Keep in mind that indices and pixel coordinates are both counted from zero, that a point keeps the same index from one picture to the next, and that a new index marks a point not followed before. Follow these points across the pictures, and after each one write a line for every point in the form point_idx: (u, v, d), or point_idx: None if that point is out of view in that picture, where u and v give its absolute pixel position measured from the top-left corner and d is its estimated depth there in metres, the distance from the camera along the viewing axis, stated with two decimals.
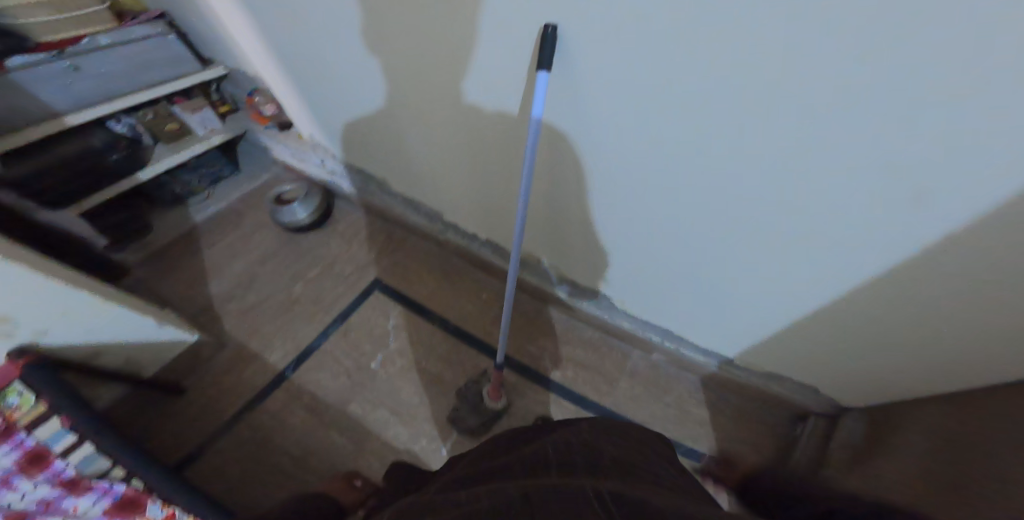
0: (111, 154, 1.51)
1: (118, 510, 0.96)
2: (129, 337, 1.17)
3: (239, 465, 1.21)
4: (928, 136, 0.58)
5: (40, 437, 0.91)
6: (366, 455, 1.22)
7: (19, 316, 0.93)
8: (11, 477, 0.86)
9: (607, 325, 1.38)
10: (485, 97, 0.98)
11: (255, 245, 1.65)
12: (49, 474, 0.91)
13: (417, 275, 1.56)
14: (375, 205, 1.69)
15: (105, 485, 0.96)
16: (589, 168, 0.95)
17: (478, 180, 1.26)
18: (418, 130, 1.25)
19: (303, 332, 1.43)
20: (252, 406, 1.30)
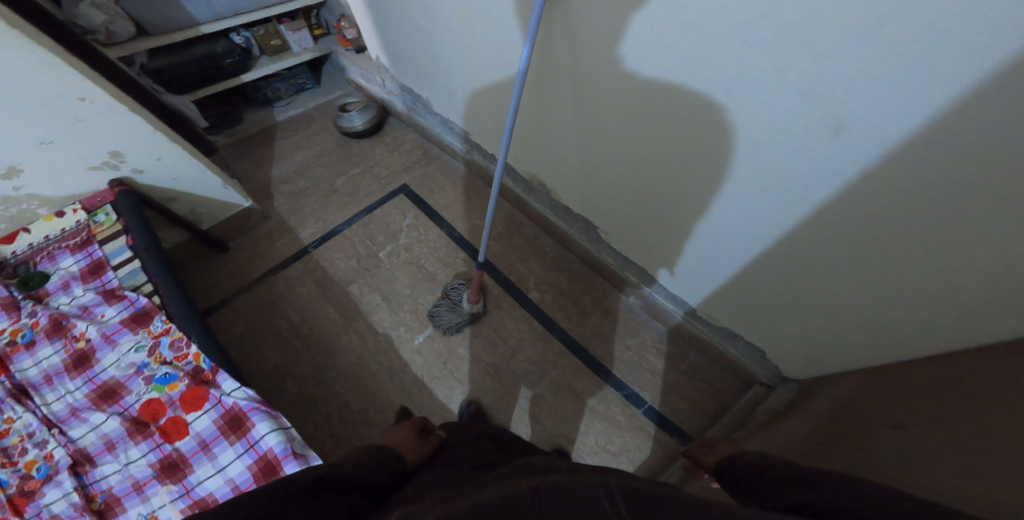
0: (228, 59, 1.77)
1: (132, 320, 1.06)
2: (201, 194, 1.43)
3: (250, 316, 1.43)
4: (855, 75, 0.62)
5: (106, 251, 1.16)
6: (355, 330, 1.41)
7: (127, 151, 1.22)
8: (74, 280, 1.12)
9: (594, 262, 1.44)
10: (509, 7, 1.02)
11: (317, 143, 1.88)
12: (98, 282, 1.12)
13: (440, 187, 1.69)
14: (419, 123, 1.82)
15: (132, 299, 1.09)
16: (578, 85, 1.01)
17: (503, 98, 1.30)
18: (453, 48, 1.33)
19: (332, 217, 1.65)
20: (277, 269, 1.52)
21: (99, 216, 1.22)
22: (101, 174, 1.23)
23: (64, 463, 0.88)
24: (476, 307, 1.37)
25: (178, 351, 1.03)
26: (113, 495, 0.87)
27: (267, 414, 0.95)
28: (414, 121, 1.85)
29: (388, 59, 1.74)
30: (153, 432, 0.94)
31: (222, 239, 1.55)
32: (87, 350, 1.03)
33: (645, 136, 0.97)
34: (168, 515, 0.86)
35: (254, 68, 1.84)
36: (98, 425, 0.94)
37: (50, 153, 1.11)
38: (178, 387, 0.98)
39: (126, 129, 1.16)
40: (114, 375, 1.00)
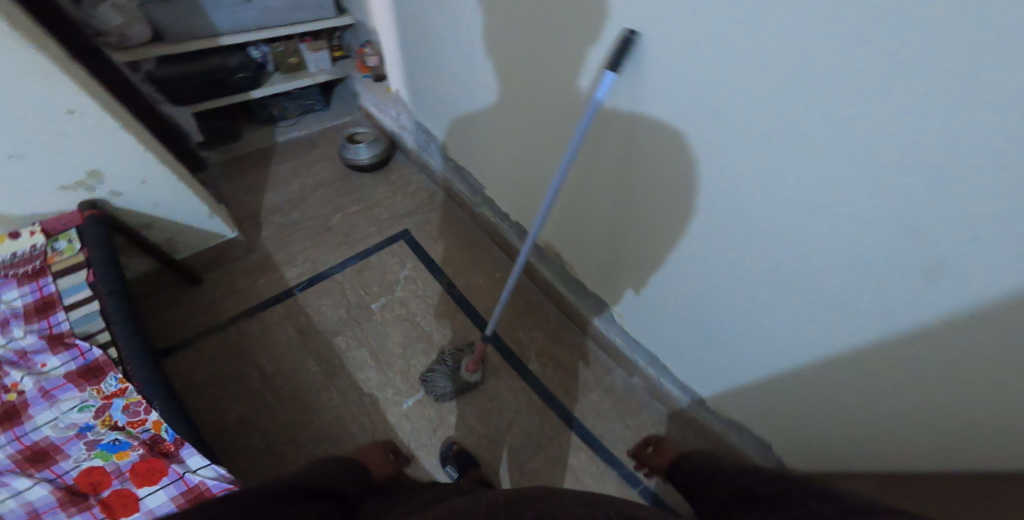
0: (239, 73, 1.66)
1: (79, 375, 0.90)
2: (181, 222, 1.29)
3: (213, 363, 1.25)
4: (961, 221, 0.54)
5: (60, 286, 1.00)
6: (336, 387, 1.24)
7: (108, 171, 1.07)
8: (14, 319, 0.95)
9: (600, 338, 1.38)
10: (559, 81, 0.97)
11: (315, 172, 1.75)
12: (44, 323, 0.95)
13: (443, 237, 1.61)
14: (429, 166, 1.75)
15: (82, 348, 0.92)
16: (616, 172, 0.96)
17: (530, 162, 1.24)
18: (484, 106, 1.29)
19: (324, 258, 1.53)
20: (254, 311, 1.37)
21: (60, 241, 1.06)
22: (70, 194, 1.08)
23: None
24: (475, 376, 1.27)
25: (134, 415, 0.88)
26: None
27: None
28: (422, 160, 1.78)
29: (410, 94, 1.67)
30: (91, 505, 0.81)
31: (193, 272, 1.39)
32: (17, 404, 0.87)
33: (688, 235, 0.90)
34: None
35: (261, 86, 1.72)
36: (21, 491, 0.80)
37: (20, 167, 0.96)
38: (130, 456, 0.85)
39: (114, 145, 1.03)
40: (49, 437, 0.86)
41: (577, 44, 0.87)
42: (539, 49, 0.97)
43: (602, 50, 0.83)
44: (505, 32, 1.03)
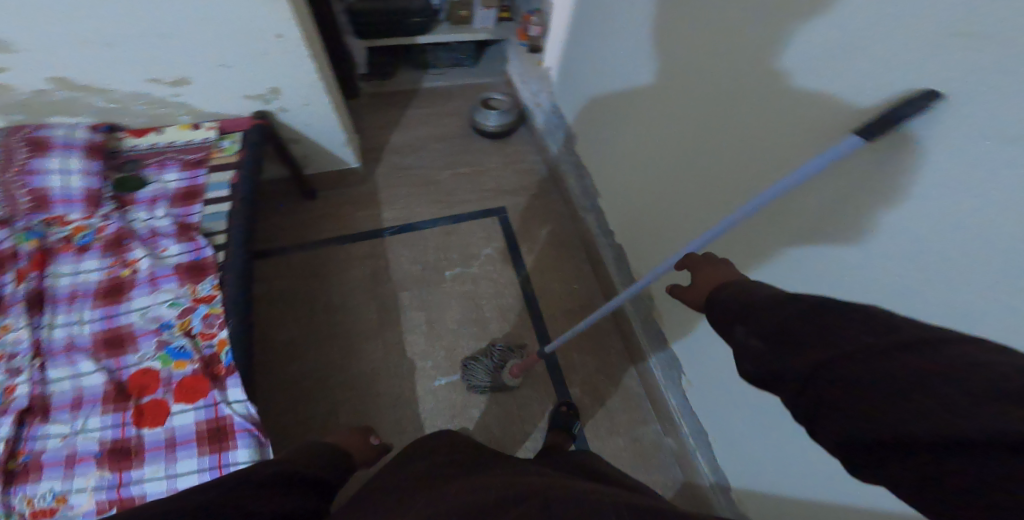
0: (417, 17, 1.67)
1: (186, 269, 1.01)
2: (322, 144, 1.42)
3: (292, 275, 1.35)
4: None
5: (210, 180, 1.16)
6: (383, 339, 1.25)
7: (285, 90, 1.22)
8: (163, 199, 1.12)
9: (652, 387, 1.17)
10: (744, 118, 0.78)
11: (443, 124, 1.76)
12: (183, 210, 1.11)
13: (537, 228, 1.53)
14: (549, 150, 1.66)
15: (200, 245, 1.04)
16: (762, 238, 0.79)
17: (660, 187, 1.08)
18: (632, 114, 1.15)
19: (420, 210, 1.54)
20: (347, 239, 1.44)
21: (225, 141, 1.22)
22: (251, 103, 1.24)
23: (17, 406, 0.83)
24: (515, 381, 1.16)
25: (208, 327, 0.95)
26: (37, 460, 0.80)
27: (251, 440, 0.84)
28: (543, 142, 1.69)
29: (558, 73, 1.58)
30: (127, 408, 0.85)
31: (312, 186, 1.51)
32: (126, 282, 1.00)
33: None
34: (81, 501, 0.78)
35: (429, 34, 1.74)
36: (80, 376, 0.88)
37: (227, 75, 1.14)
38: (185, 368, 0.90)
39: (297, 69, 1.16)
40: (133, 322, 0.95)
41: (773, 78, 0.70)
42: (722, 72, 0.81)
43: (806, 98, 0.65)
44: (691, 47, 0.88)
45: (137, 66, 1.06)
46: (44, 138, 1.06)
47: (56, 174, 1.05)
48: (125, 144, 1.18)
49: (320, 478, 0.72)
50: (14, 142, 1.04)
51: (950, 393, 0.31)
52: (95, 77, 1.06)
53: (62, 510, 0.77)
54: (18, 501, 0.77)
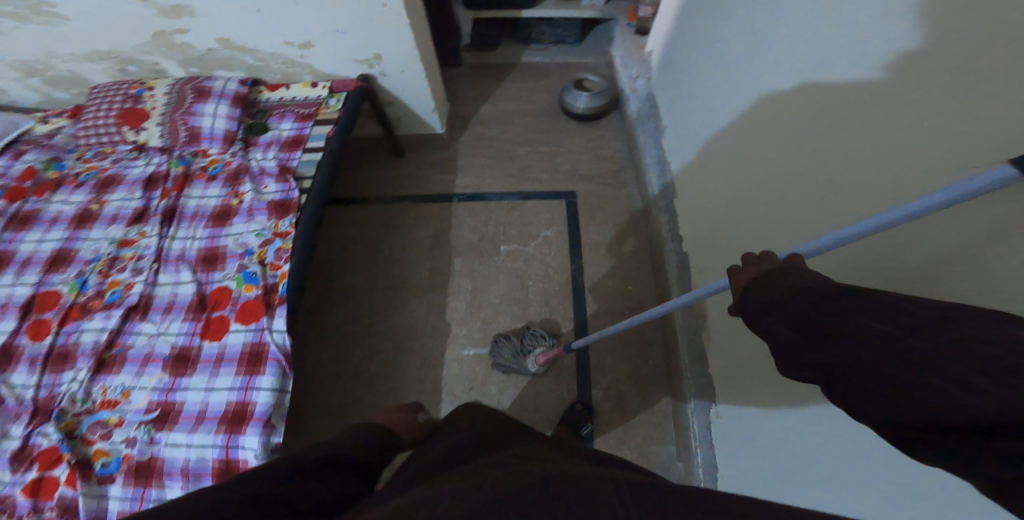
0: None
1: (274, 206, 1.08)
2: (414, 110, 1.48)
3: (362, 224, 1.47)
4: None
5: (313, 132, 1.22)
6: (428, 299, 1.31)
7: (386, 56, 1.28)
8: (275, 144, 1.21)
9: (681, 411, 1.07)
10: (865, 127, 0.61)
11: (533, 101, 1.75)
12: (287, 155, 1.18)
13: (604, 219, 1.46)
14: (635, 140, 1.55)
15: (291, 186, 1.10)
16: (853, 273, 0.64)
17: (739, 196, 0.95)
18: (728, 111, 1.01)
19: (490, 182, 1.55)
20: (418, 199, 1.52)
21: (332, 99, 1.29)
22: (357, 67, 1.31)
23: (128, 301, 0.96)
24: (538, 367, 1.15)
25: (277, 259, 1.01)
26: (125, 355, 0.92)
27: (278, 370, 0.89)
28: (631, 130, 1.59)
29: (660, 58, 1.46)
30: (201, 319, 0.95)
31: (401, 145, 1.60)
32: (232, 210, 1.09)
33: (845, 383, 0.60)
34: (138, 399, 0.87)
35: (534, 7, 1.71)
36: (180, 283, 0.99)
37: (339, 40, 1.22)
38: (251, 292, 0.97)
39: (397, 37, 1.22)
40: (227, 245, 1.04)
41: (896, 86, 0.56)
42: (845, 67, 0.65)
43: (944, 110, 0.50)
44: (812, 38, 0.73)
45: (274, 30, 1.19)
46: (207, 88, 1.22)
47: (207, 117, 1.20)
48: (262, 96, 1.31)
49: (367, 461, 0.58)
50: (187, 91, 1.22)
51: (958, 372, 0.31)
52: (246, 37, 1.21)
53: (123, 403, 0.87)
54: (97, 388, 0.88)
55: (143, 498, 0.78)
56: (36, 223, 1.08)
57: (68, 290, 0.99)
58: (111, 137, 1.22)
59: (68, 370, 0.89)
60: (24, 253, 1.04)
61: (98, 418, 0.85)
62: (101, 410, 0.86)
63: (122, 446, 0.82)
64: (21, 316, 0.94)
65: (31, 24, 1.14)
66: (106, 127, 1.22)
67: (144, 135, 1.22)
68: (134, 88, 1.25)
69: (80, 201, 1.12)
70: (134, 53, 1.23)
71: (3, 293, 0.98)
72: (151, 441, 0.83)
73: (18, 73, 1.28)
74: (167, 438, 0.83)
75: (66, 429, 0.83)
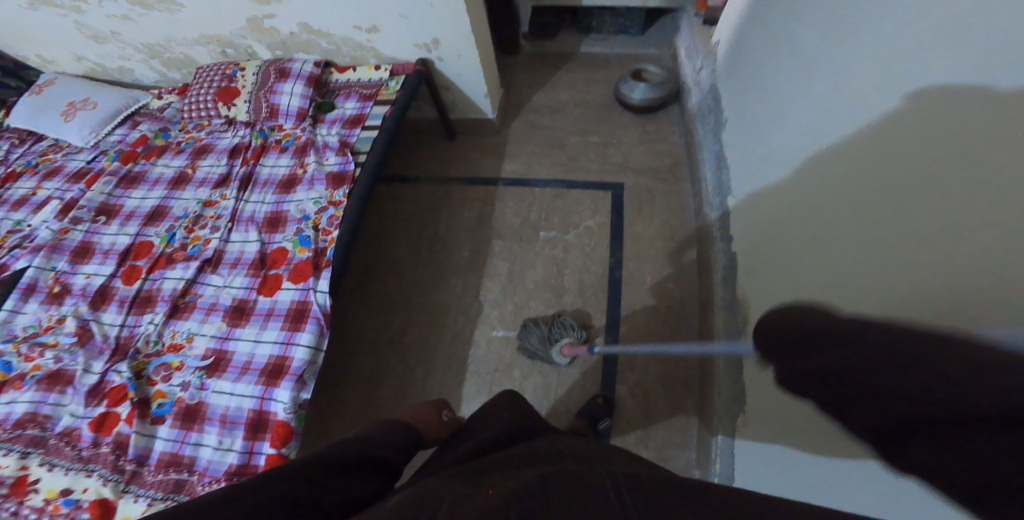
0: None
1: (332, 178, 1.13)
2: (469, 95, 1.51)
3: (410, 202, 1.53)
4: None
5: (373, 111, 1.27)
6: (465, 279, 1.34)
7: (444, 41, 1.31)
8: (339, 122, 1.26)
9: (709, 418, 1.01)
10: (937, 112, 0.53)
11: (589, 91, 1.72)
12: (347, 132, 1.23)
13: (650, 213, 1.41)
14: (694, 134, 1.47)
15: (348, 160, 1.16)
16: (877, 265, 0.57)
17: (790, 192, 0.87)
18: (792, 100, 0.93)
19: (538, 170, 1.55)
20: (465, 182, 1.55)
21: (393, 81, 1.33)
22: (417, 51, 1.35)
23: (204, 255, 1.07)
24: (566, 359, 1.14)
25: (329, 226, 1.07)
26: (195, 303, 1.03)
27: (317, 329, 0.96)
28: (691, 124, 1.51)
29: (727, 47, 1.36)
30: (260, 275, 1.04)
31: (454, 128, 1.64)
32: (297, 179, 1.17)
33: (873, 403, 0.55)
34: (199, 345, 0.98)
35: None
36: (248, 242, 1.09)
37: (402, 25, 1.26)
38: (303, 254, 1.04)
39: (456, 23, 1.24)
40: (290, 210, 1.12)
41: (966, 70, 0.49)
42: (919, 40, 0.57)
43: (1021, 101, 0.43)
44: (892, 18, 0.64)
45: (345, 15, 1.25)
46: (287, 69, 1.29)
47: (286, 95, 1.26)
48: (332, 78, 1.37)
49: (388, 461, 0.59)
50: (271, 71, 1.29)
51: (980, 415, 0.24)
52: (324, 22, 1.27)
53: (185, 349, 0.97)
54: (168, 332, 0.99)
55: (183, 441, 0.87)
56: (142, 183, 1.23)
57: (159, 241, 1.12)
58: (208, 113, 1.32)
59: (148, 313, 1.02)
60: (128, 208, 1.18)
61: (163, 361, 0.95)
62: (167, 353, 0.97)
63: (177, 390, 0.92)
64: (119, 262, 1.09)
65: (156, 11, 1.27)
66: (205, 104, 1.31)
67: (233, 111, 1.30)
68: (230, 68, 1.33)
69: (179, 165, 1.25)
70: (232, 37, 1.34)
71: (108, 241, 1.13)
72: (201, 387, 0.92)
73: (143, 55, 1.44)
74: (215, 385, 0.92)
75: (136, 369, 0.94)
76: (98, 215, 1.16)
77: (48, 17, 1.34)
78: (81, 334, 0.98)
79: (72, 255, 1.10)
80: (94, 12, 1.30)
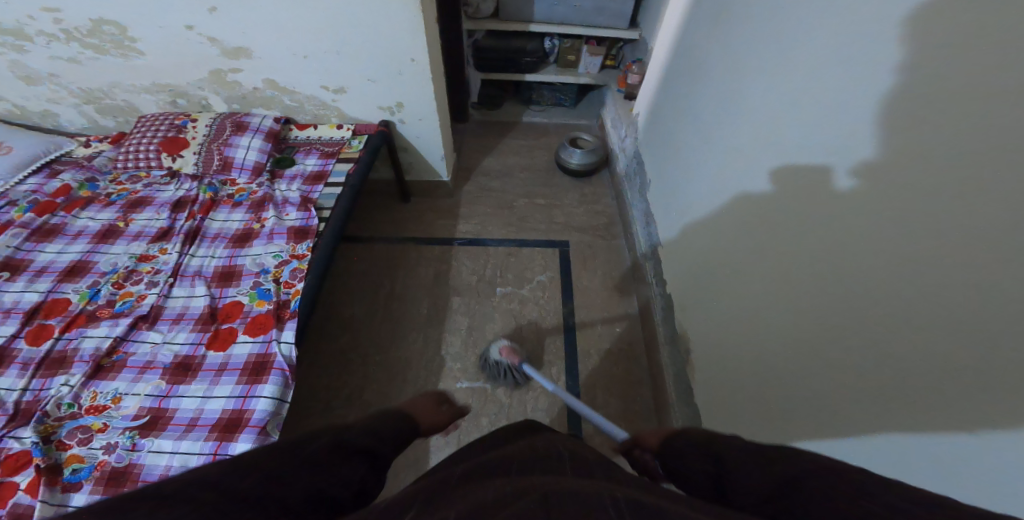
0: (529, 57, 1.84)
1: (294, 233, 1.11)
2: (425, 157, 1.58)
3: (362, 263, 1.51)
4: None
5: (335, 168, 1.28)
6: (427, 334, 1.34)
7: (407, 105, 1.38)
8: (299, 177, 1.26)
9: None
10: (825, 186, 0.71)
11: (532, 157, 1.88)
12: (309, 188, 1.22)
13: (595, 268, 1.54)
14: (625, 196, 1.66)
15: (312, 215, 1.14)
16: (817, 304, 0.70)
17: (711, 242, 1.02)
18: (699, 168, 1.12)
19: (489, 229, 1.63)
20: (421, 241, 1.58)
21: (355, 140, 1.36)
22: (380, 113, 1.41)
23: (138, 311, 0.95)
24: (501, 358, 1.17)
25: (292, 278, 1.03)
26: (125, 361, 0.89)
27: (281, 380, 0.88)
28: (622, 187, 1.70)
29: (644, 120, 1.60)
30: (209, 330, 0.95)
31: (408, 190, 1.69)
32: (253, 233, 1.12)
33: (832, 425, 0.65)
34: (129, 405, 0.83)
35: (538, 72, 1.89)
36: (193, 297, 1.00)
37: (368, 88, 1.32)
38: (262, 307, 0.98)
39: (420, 89, 1.32)
40: (245, 264, 1.06)
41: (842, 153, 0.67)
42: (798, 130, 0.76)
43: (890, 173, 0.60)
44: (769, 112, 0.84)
45: (312, 74, 1.28)
46: (246, 123, 1.28)
47: (242, 148, 1.24)
48: (291, 135, 1.38)
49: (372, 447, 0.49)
50: (227, 124, 1.27)
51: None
52: (290, 79, 1.28)
53: (111, 409, 0.82)
54: (87, 394, 0.84)
55: None
56: (60, 236, 1.09)
57: (79, 298, 0.98)
58: (148, 162, 1.25)
59: (61, 374, 0.86)
60: (40, 262, 1.03)
61: (81, 423, 0.80)
62: (86, 416, 0.81)
63: (100, 452, 0.77)
64: (25, 321, 0.92)
65: (109, 55, 1.21)
66: (147, 153, 1.24)
67: (179, 162, 1.24)
68: (179, 118, 1.29)
69: (108, 218, 1.14)
70: (188, 88, 1.30)
71: (11, 299, 0.96)
72: (132, 448, 0.78)
73: (77, 100, 1.34)
74: (152, 445, 0.79)
75: (44, 434, 0.78)
76: (0, 270, 1.00)
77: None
78: None
79: None
80: (38, 52, 1.21)
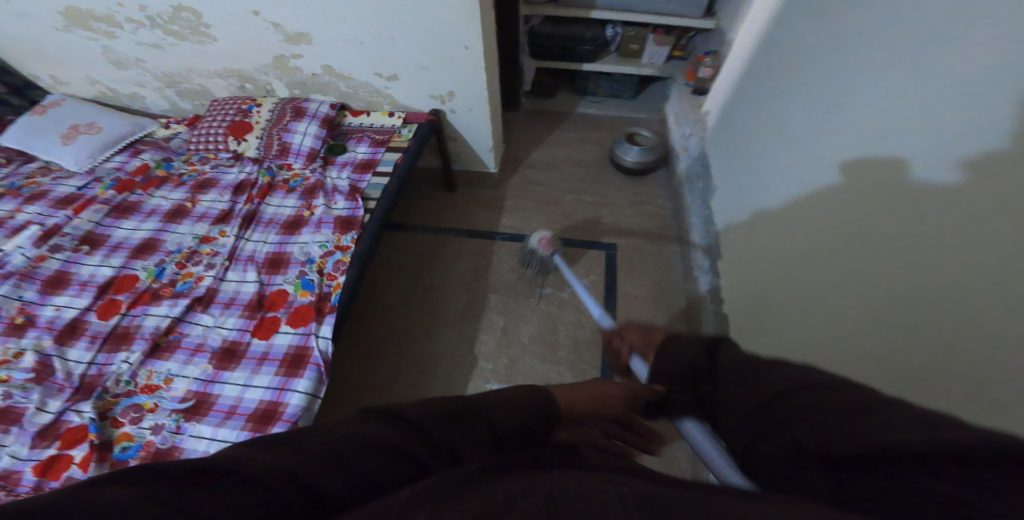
0: (587, 45, 1.75)
1: (340, 222, 1.12)
2: (474, 148, 1.55)
3: (406, 252, 1.52)
4: None
5: (383, 158, 1.28)
6: (464, 330, 1.33)
7: (458, 94, 1.35)
8: (349, 166, 1.27)
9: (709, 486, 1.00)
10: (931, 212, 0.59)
11: (585, 151, 1.80)
12: (358, 177, 1.23)
13: (643, 273, 1.45)
14: (683, 198, 1.55)
15: (358, 206, 1.15)
16: (908, 354, 0.60)
17: (782, 261, 0.92)
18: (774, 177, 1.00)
19: (534, 225, 1.58)
20: (464, 233, 1.56)
21: (405, 129, 1.35)
22: (430, 101, 1.39)
23: (195, 293, 1.01)
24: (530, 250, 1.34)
25: (335, 270, 1.04)
26: (179, 342, 0.95)
27: (316, 375, 0.89)
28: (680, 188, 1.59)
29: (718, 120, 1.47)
30: (255, 317, 0.99)
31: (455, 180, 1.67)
32: (302, 221, 1.15)
33: None
34: (179, 387, 0.88)
35: (597, 62, 1.80)
36: (244, 282, 1.04)
37: (421, 76, 1.30)
38: (305, 297, 1.00)
39: (472, 78, 1.29)
40: (293, 251, 1.09)
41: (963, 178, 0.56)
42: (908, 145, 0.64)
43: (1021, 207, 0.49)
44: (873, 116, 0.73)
45: (367, 62, 1.28)
46: (303, 109, 1.31)
47: (298, 135, 1.27)
48: (345, 121, 1.39)
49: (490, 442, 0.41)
50: (287, 110, 1.30)
51: None
52: (345, 66, 1.29)
53: (162, 389, 0.88)
54: (143, 372, 0.90)
55: None
56: (135, 213, 1.17)
57: (145, 275, 1.04)
58: (216, 146, 1.31)
59: (122, 351, 0.92)
60: (116, 239, 1.12)
61: (134, 402, 0.86)
62: (140, 394, 0.87)
63: (147, 432, 0.82)
64: (98, 294, 1.01)
65: (185, 42, 1.28)
66: (214, 137, 1.31)
67: (242, 146, 1.29)
68: (245, 104, 1.34)
69: (177, 198, 1.21)
70: (253, 73, 1.34)
71: (88, 272, 1.05)
72: (176, 430, 0.82)
73: (159, 84, 1.43)
74: (192, 430, 0.83)
75: (102, 409, 0.84)
76: (82, 244, 1.09)
77: (71, 39, 1.33)
78: (39, 371, 0.88)
79: (44, 285, 1.02)
80: (127, 38, 1.29)
